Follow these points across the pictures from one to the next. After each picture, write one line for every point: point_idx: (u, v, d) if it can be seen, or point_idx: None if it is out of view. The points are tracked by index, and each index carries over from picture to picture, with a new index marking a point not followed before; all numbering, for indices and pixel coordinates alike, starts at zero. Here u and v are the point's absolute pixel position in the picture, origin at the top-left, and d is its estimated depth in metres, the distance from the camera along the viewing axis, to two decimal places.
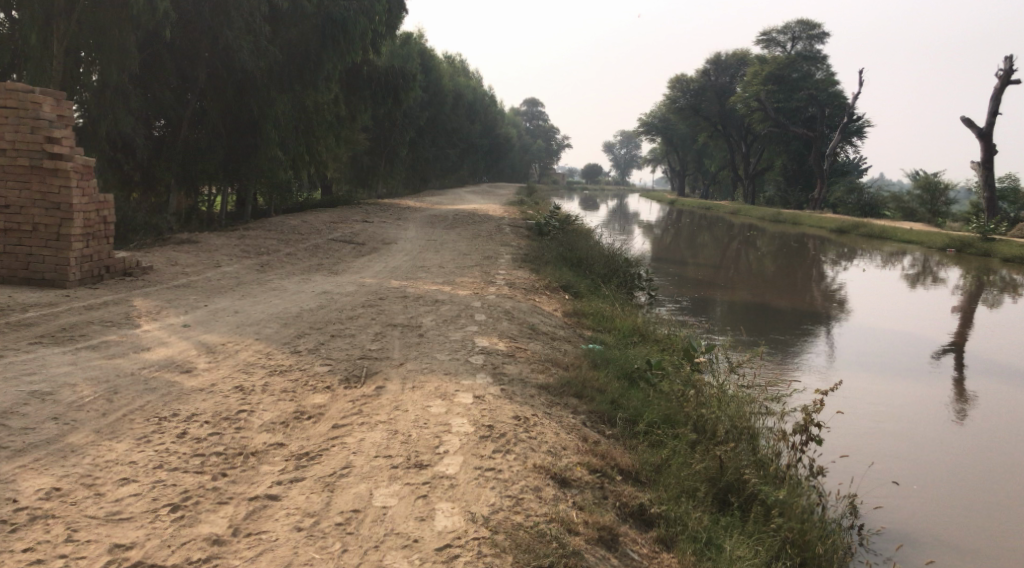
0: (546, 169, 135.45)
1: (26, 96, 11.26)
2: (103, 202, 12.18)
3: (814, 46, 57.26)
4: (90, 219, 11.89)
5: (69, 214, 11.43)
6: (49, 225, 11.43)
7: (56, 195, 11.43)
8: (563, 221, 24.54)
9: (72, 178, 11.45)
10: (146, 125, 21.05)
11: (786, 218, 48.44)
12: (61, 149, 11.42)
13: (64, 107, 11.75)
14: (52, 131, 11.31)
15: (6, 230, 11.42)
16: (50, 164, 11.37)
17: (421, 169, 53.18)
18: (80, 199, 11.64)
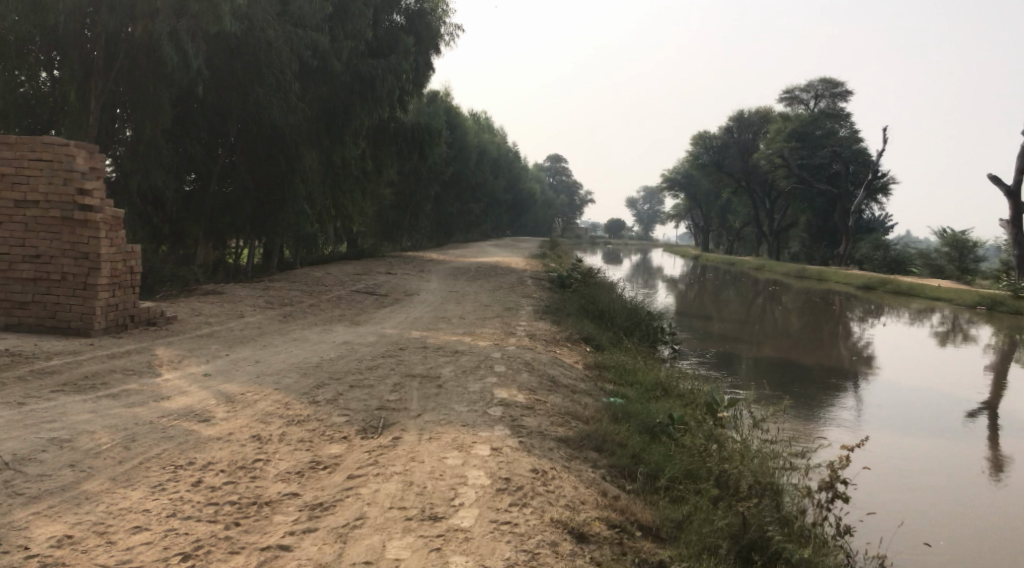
0: (570, 224, 136.17)
1: (60, 149, 11.53)
2: (130, 252, 12.34)
3: (837, 104, 57.57)
4: (117, 269, 12.05)
5: (97, 264, 11.57)
6: (77, 274, 11.58)
7: (85, 245, 11.61)
8: (586, 275, 24.56)
9: (101, 228, 11.63)
10: (176, 178, 21.48)
11: (812, 274, 48.17)
12: (92, 201, 11.62)
13: (96, 159, 12.01)
14: (84, 182, 11.54)
15: (35, 279, 11.58)
16: (81, 214, 11.58)
17: (445, 223, 53.58)
18: (109, 249, 11.81)
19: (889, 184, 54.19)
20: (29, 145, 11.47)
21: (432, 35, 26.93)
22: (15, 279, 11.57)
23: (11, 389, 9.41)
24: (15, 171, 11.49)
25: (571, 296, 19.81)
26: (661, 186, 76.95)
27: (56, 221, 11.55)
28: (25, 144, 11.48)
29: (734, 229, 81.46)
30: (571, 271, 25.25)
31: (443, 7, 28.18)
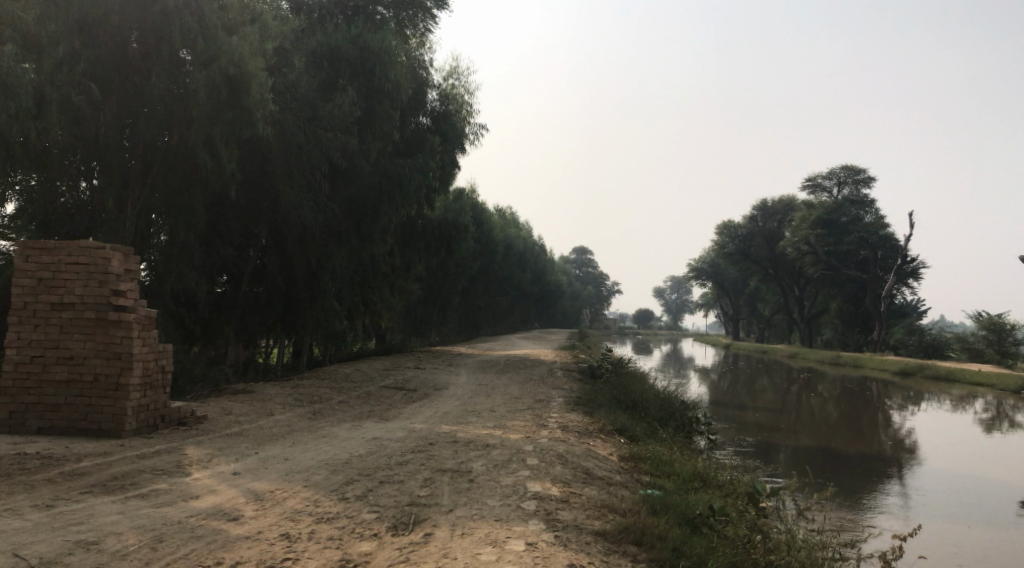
0: (598, 316, 136.08)
1: (96, 252, 11.78)
2: (162, 352, 12.44)
3: (861, 190, 57.77)
4: (149, 369, 12.12)
5: (129, 363, 11.66)
6: (110, 374, 11.67)
7: (118, 346, 11.71)
8: (617, 365, 24.33)
9: (134, 328, 11.77)
10: (208, 280, 21.90)
11: (846, 360, 47.44)
12: (125, 301, 11.80)
13: (131, 261, 12.24)
14: (118, 283, 11.75)
15: (68, 381, 11.67)
16: (115, 315, 11.72)
17: (473, 317, 53.66)
18: (141, 348, 11.91)
19: (919, 268, 53.77)
20: (66, 248, 11.75)
21: (458, 134, 27.55)
22: (48, 382, 11.66)
23: (40, 491, 9.37)
24: (52, 274, 11.74)
25: (603, 387, 19.55)
26: (688, 276, 76.92)
27: (90, 322, 11.71)
28: (63, 248, 11.77)
29: (763, 317, 80.77)
30: (601, 362, 25.05)
31: (468, 107, 28.96)
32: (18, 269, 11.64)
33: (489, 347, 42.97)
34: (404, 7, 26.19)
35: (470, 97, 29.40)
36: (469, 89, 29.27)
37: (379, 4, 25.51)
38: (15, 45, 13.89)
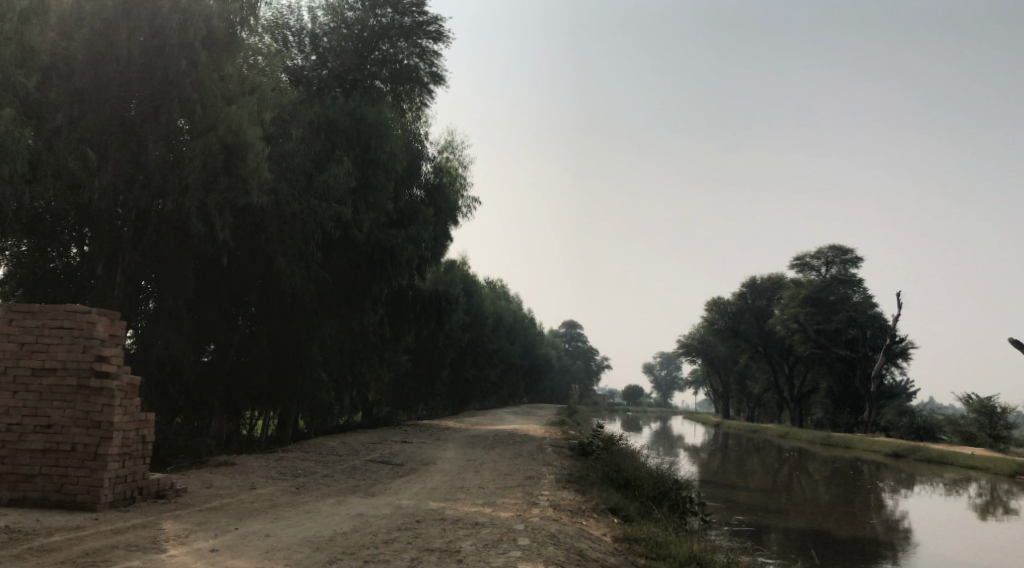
0: (586, 391, 135.35)
1: (82, 316, 11.56)
2: (144, 421, 12.16)
3: (848, 270, 58.24)
4: (129, 438, 11.80)
5: (109, 432, 11.36)
6: (89, 444, 11.35)
7: (98, 414, 11.41)
8: (608, 442, 24.01)
9: (117, 395, 11.49)
10: (196, 349, 21.69)
11: (838, 441, 47.07)
12: (109, 367, 11.54)
13: (117, 326, 12.02)
14: (103, 349, 11.52)
15: (44, 450, 11.33)
16: (97, 382, 11.45)
17: (461, 390, 53.09)
18: (122, 417, 11.62)
19: (908, 349, 53.89)
20: (53, 312, 11.54)
21: (451, 206, 27.74)
22: (24, 451, 11.32)
23: None
24: (36, 338, 11.51)
25: (593, 464, 19.24)
26: (677, 352, 76.76)
27: (71, 389, 11.44)
28: (48, 311, 11.56)
29: (753, 396, 80.33)
30: (591, 438, 24.73)
31: (462, 180, 29.24)
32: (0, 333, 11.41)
33: (477, 421, 42.40)
34: (401, 81, 26.64)
35: (465, 171, 29.72)
36: (463, 162, 29.59)
37: (377, 78, 25.97)
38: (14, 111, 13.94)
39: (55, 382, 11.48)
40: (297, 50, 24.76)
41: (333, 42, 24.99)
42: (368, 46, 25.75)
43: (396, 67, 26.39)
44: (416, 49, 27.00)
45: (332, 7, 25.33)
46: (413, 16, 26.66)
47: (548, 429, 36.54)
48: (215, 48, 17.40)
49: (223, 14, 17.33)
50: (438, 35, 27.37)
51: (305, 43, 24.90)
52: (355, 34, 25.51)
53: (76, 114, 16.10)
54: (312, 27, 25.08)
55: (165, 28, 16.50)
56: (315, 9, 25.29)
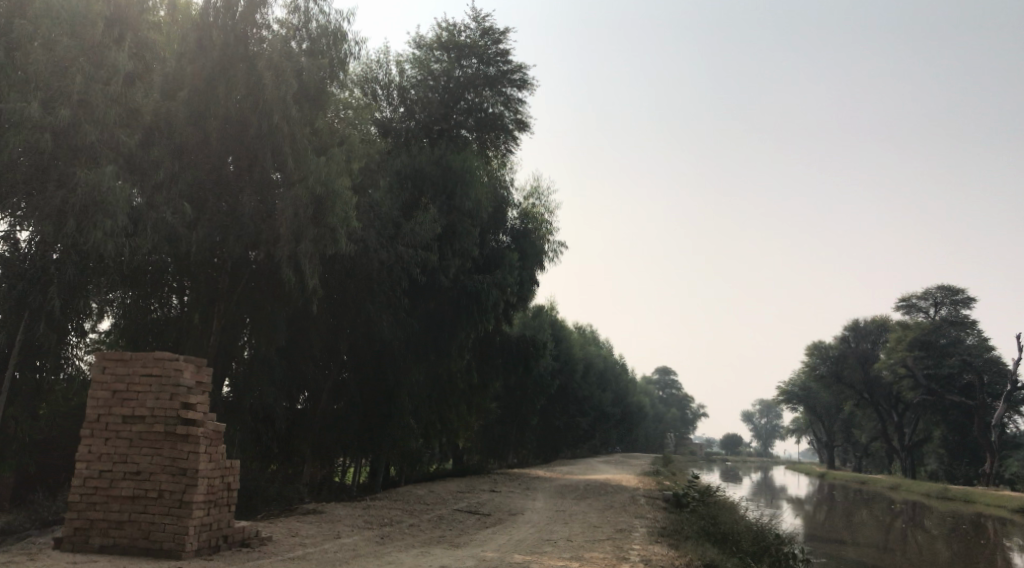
0: (681, 439, 132.33)
1: (170, 363, 11.77)
2: (228, 468, 12.30)
3: (960, 310, 55.27)
4: (214, 485, 11.92)
5: (194, 480, 11.48)
6: (174, 492, 11.48)
7: (185, 460, 11.57)
8: (704, 493, 23.12)
9: (202, 443, 11.63)
10: (287, 397, 22.04)
11: (955, 494, 44.31)
12: (195, 414, 11.71)
13: (203, 373, 12.21)
14: (189, 396, 11.70)
15: (133, 498, 11.50)
16: (184, 429, 11.61)
17: (554, 438, 52.48)
18: (207, 464, 11.76)
19: None
20: (142, 360, 11.81)
21: (538, 252, 27.66)
22: (114, 498, 11.52)
23: None
24: (126, 386, 11.77)
25: (689, 517, 18.49)
26: (777, 399, 74.21)
27: (159, 436, 11.64)
28: (138, 358, 11.82)
29: (860, 445, 76.75)
30: (687, 489, 23.87)
31: (548, 226, 29.14)
32: (94, 380, 11.71)
33: (568, 470, 41.70)
34: (487, 129, 26.95)
35: (551, 216, 29.68)
36: (550, 208, 29.55)
37: (463, 127, 26.32)
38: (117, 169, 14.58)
39: (144, 429, 11.68)
40: (385, 103, 25.23)
41: (421, 94, 25.44)
42: (455, 97, 26.15)
43: (481, 115, 26.69)
44: (502, 98, 27.37)
45: (419, 61, 25.92)
46: (498, 65, 27.10)
47: (643, 479, 35.54)
48: (306, 102, 17.89)
49: (314, 69, 17.84)
50: (523, 83, 27.73)
51: (393, 96, 25.39)
52: (442, 85, 25.97)
53: (176, 170, 16.73)
54: (400, 80, 25.61)
55: (259, 85, 17.06)
56: (403, 62, 25.87)
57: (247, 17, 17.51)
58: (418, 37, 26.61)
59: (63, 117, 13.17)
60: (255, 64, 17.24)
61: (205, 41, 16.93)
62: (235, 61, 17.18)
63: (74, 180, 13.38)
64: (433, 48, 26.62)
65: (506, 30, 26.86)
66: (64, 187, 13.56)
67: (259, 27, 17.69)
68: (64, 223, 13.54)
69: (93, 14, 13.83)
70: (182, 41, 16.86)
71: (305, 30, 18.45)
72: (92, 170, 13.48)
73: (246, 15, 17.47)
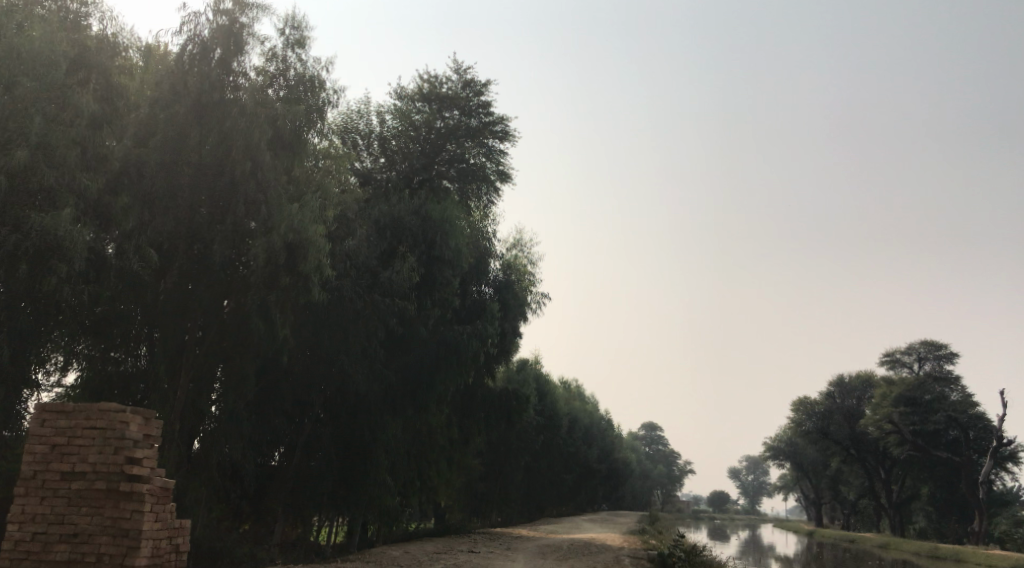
0: (668, 496, 130.63)
1: (115, 415, 11.31)
2: (176, 528, 12.06)
3: (943, 365, 55.01)
4: (159, 546, 11.61)
5: (137, 542, 11.13)
6: (115, 555, 11.11)
7: (127, 521, 11.20)
8: (689, 552, 22.37)
9: (146, 501, 11.27)
10: (258, 452, 21.33)
11: (945, 553, 43.55)
12: (139, 471, 11.29)
13: (151, 425, 11.78)
14: (134, 451, 11.27)
15: (69, 561, 11.09)
16: (127, 486, 11.18)
17: (538, 496, 51.38)
18: (151, 524, 11.42)
19: (1017, 451, 50.03)
20: (85, 412, 11.37)
21: (520, 304, 27.26)
22: (47, 562, 11.08)
23: None
24: (67, 438, 11.31)
25: None
26: (764, 455, 73.35)
27: (100, 493, 11.22)
28: (80, 411, 11.38)
29: (848, 502, 75.75)
30: (671, 549, 23.14)
31: (531, 278, 28.77)
32: (32, 434, 11.22)
33: (553, 528, 40.70)
34: (469, 180, 26.74)
35: (534, 268, 29.34)
36: (532, 260, 29.25)
37: (445, 178, 26.11)
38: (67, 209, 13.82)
39: (84, 486, 11.23)
40: (366, 153, 25.01)
41: (401, 144, 25.27)
42: (437, 148, 25.99)
43: (463, 166, 26.53)
44: (483, 149, 27.25)
45: (399, 111, 25.77)
46: (480, 117, 27.18)
47: (629, 538, 34.67)
48: (281, 148, 17.57)
49: (291, 116, 17.55)
50: (504, 135, 27.69)
51: (374, 146, 25.18)
52: (423, 136, 25.79)
53: (145, 218, 16.33)
54: (381, 130, 25.43)
55: (233, 131, 16.78)
56: (384, 113, 25.73)
57: (223, 64, 17.25)
58: (399, 88, 26.52)
59: (20, 158, 12.76)
60: (228, 112, 16.84)
61: (180, 87, 16.64)
62: (208, 108, 16.83)
63: (29, 223, 12.96)
64: (414, 100, 26.52)
65: (487, 81, 26.91)
66: (18, 230, 13.08)
67: (236, 74, 17.41)
68: (18, 268, 13.07)
69: (57, 56, 13.52)
70: (155, 88, 16.63)
71: (284, 77, 18.21)
72: (49, 213, 13.07)
73: (222, 62, 17.21)
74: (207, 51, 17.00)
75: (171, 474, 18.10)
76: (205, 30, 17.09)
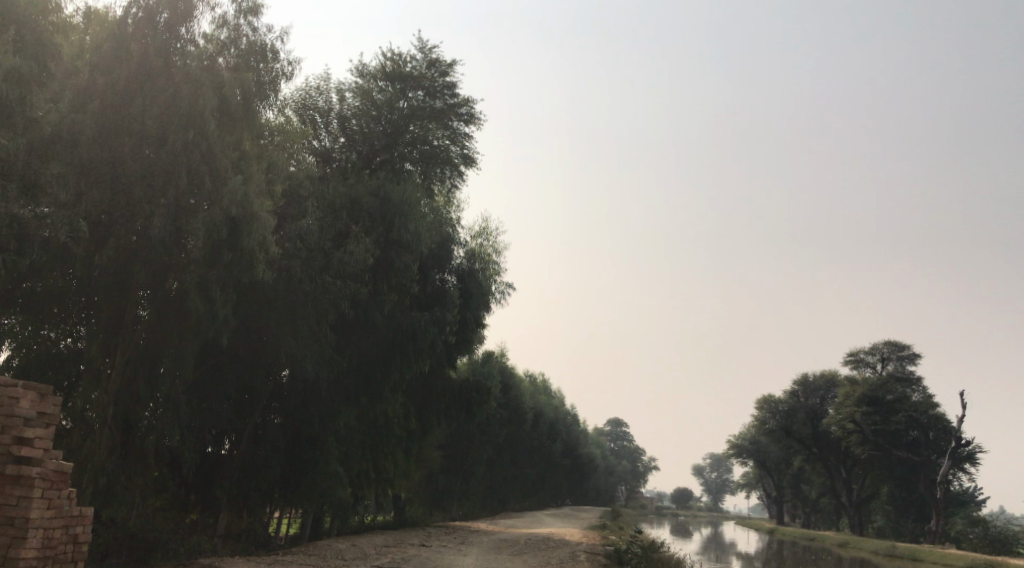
0: (632, 492, 130.96)
1: (5, 390, 10.92)
2: (74, 517, 11.61)
3: (906, 366, 55.07)
4: (52, 536, 11.27)
5: (23, 532, 10.90)
6: (0, 545, 10.88)
7: (12, 508, 10.97)
8: (646, 548, 21.76)
9: (35, 486, 10.99)
10: (202, 441, 20.40)
11: (902, 551, 43.68)
12: (29, 453, 11.00)
13: (48, 402, 11.31)
14: (23, 430, 10.94)
15: None
16: (14, 469, 10.95)
17: (499, 490, 50.74)
18: (42, 511, 11.13)
19: (975, 452, 50.27)
20: None
21: (483, 294, 26.48)
22: None
23: None
24: None
25: None
26: (727, 453, 73.35)
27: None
28: None
29: (810, 501, 76.02)
30: (628, 545, 22.61)
31: (495, 267, 27.99)
32: None
33: (514, 523, 40.10)
34: (432, 163, 25.84)
35: (498, 257, 28.55)
36: (496, 247, 28.48)
37: (407, 160, 25.21)
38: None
39: None
40: (324, 131, 24.04)
41: (362, 124, 24.32)
42: (399, 129, 25.07)
43: (426, 148, 25.67)
44: (447, 132, 26.37)
45: (361, 89, 24.83)
46: (444, 98, 26.34)
47: (590, 534, 34.16)
48: (230, 120, 16.59)
49: (240, 86, 16.56)
50: (469, 118, 26.86)
51: (333, 125, 24.21)
52: (385, 116, 24.86)
53: (80, 189, 15.35)
54: (341, 108, 24.43)
55: (177, 99, 15.78)
56: (344, 91, 24.74)
57: (170, 29, 16.18)
58: (361, 66, 25.53)
59: None
60: (173, 79, 15.89)
61: (122, 52, 15.61)
62: (152, 75, 15.83)
63: None
64: (376, 78, 25.56)
65: (453, 61, 26.02)
66: None
67: (183, 41, 16.39)
68: None
69: None
70: (96, 51, 15.58)
71: (235, 44, 17.14)
72: None
73: (169, 27, 16.16)
74: (153, 14, 15.94)
75: (105, 459, 17.09)
76: None
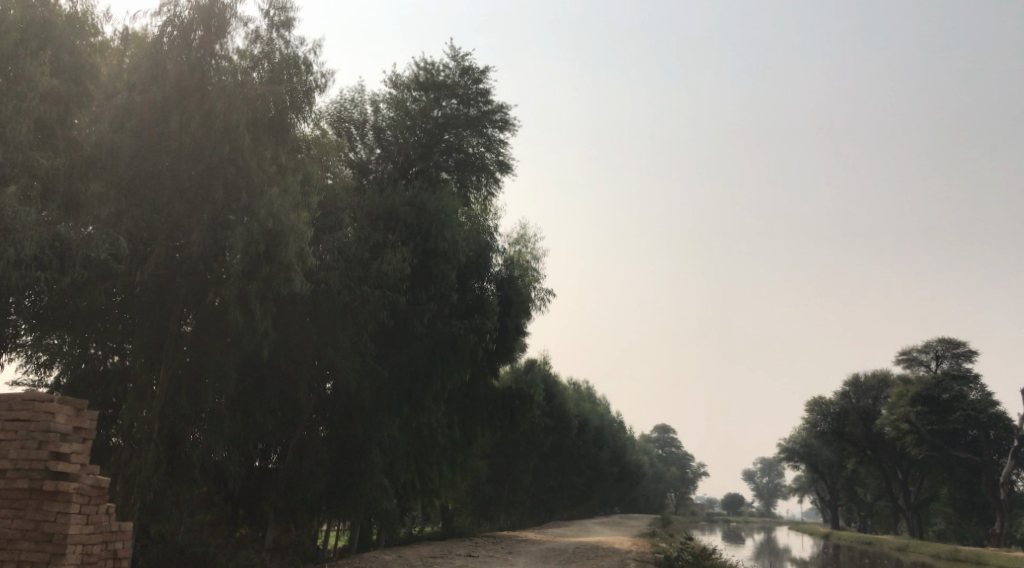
0: (681, 498, 129.46)
1: (40, 406, 11.12)
2: (112, 532, 11.78)
3: (961, 364, 53.51)
4: (91, 551, 11.41)
5: (61, 548, 10.92)
6: (38, 562, 10.87)
7: (51, 523, 11.00)
8: (698, 556, 21.27)
9: (73, 501, 11.06)
10: (247, 455, 20.41)
11: (965, 555, 42.24)
12: (65, 467, 11.07)
13: (83, 417, 11.54)
14: (60, 445, 11.07)
15: None
16: (51, 484, 10.97)
17: (546, 499, 50.33)
18: (80, 527, 11.19)
19: None
20: (8, 403, 11.16)
21: (523, 301, 26.23)
22: None
23: None
24: None
25: None
26: (778, 457, 72.04)
27: (25, 493, 11.05)
28: (4, 401, 11.17)
29: (864, 504, 74.26)
30: (679, 552, 22.13)
31: (534, 273, 27.75)
32: None
33: (562, 533, 39.64)
34: (468, 171, 25.74)
35: (537, 263, 28.30)
36: (535, 254, 28.22)
37: (442, 169, 25.15)
38: (18, 193, 14.00)
39: (8, 486, 11.04)
40: (359, 143, 24.08)
41: (396, 135, 24.30)
42: (434, 138, 25.02)
43: (461, 156, 25.57)
44: (482, 139, 26.23)
45: (395, 100, 24.78)
46: (478, 106, 26.23)
47: (640, 542, 33.61)
48: (264, 133, 16.63)
49: (274, 99, 16.60)
50: (504, 124, 26.71)
51: (368, 136, 24.23)
52: (419, 125, 24.81)
53: (120, 207, 15.45)
54: (376, 119, 24.45)
55: (212, 114, 15.85)
56: (378, 102, 24.76)
57: (205, 45, 16.30)
58: (394, 76, 25.56)
59: None
60: (208, 94, 15.95)
61: (158, 70, 15.74)
62: (188, 92, 15.91)
63: None
64: (410, 88, 25.56)
65: (485, 68, 25.91)
66: None
67: (218, 57, 16.43)
68: None
69: None
70: (133, 71, 15.72)
71: (268, 58, 17.11)
72: None
73: (203, 44, 16.27)
74: (187, 32, 16.11)
75: (151, 476, 17.17)
76: (185, 10, 16.15)
